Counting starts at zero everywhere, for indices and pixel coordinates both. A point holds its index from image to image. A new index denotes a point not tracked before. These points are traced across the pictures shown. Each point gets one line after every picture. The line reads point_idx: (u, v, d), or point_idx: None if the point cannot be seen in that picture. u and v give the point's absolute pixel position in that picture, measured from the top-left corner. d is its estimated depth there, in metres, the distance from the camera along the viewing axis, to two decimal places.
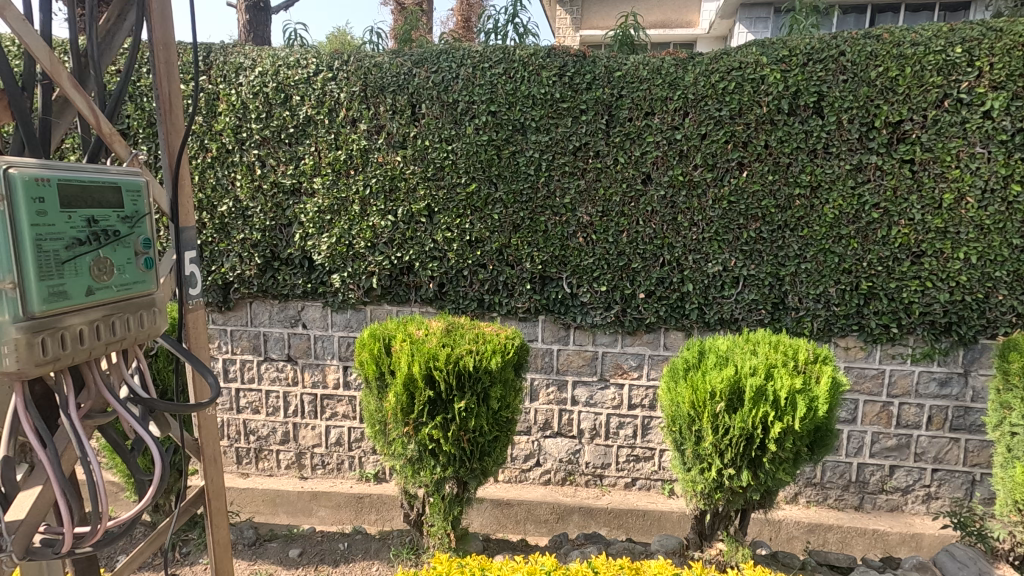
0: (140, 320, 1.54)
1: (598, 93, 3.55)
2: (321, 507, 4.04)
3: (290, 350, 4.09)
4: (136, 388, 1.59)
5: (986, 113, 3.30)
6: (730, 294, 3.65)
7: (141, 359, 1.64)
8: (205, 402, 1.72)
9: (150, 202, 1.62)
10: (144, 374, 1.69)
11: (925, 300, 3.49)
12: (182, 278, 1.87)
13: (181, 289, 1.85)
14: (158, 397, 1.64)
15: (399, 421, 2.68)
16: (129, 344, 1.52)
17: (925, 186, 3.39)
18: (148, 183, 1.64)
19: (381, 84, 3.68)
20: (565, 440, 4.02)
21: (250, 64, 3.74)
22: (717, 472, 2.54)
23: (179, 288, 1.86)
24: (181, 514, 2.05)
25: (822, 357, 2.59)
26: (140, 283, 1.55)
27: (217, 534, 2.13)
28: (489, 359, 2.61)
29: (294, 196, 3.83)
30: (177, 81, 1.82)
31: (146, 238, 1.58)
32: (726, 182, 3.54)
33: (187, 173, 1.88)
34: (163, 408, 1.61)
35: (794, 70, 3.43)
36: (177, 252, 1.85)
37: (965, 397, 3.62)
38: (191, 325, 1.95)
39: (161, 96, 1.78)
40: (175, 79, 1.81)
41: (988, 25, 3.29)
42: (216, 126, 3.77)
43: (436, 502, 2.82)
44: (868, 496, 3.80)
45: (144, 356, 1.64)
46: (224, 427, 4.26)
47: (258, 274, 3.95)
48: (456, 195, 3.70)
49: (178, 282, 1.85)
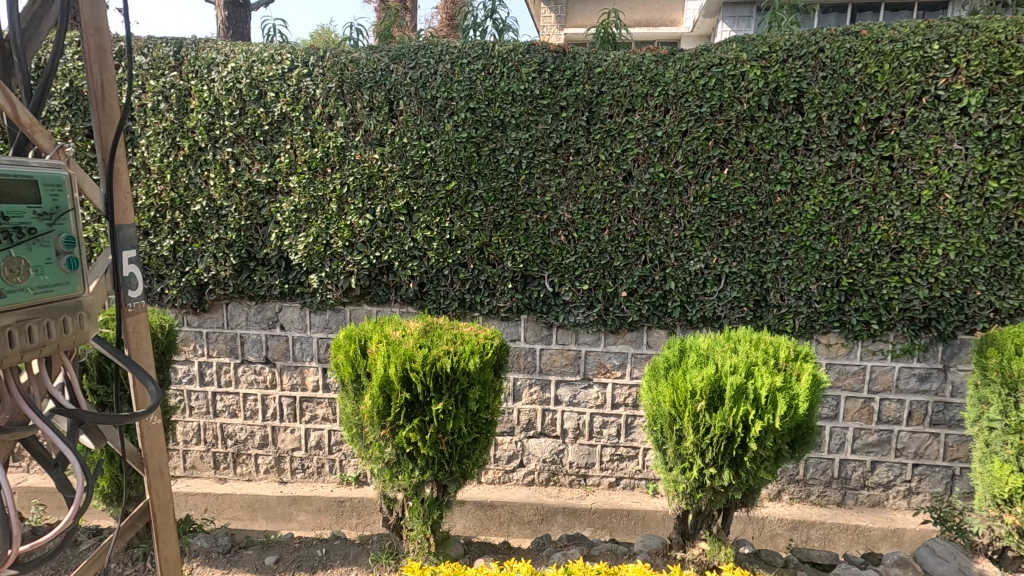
0: (61, 325, 1.56)
1: (578, 89, 3.52)
2: (301, 512, 3.96)
3: (267, 352, 4.01)
4: (62, 401, 1.62)
5: (963, 110, 3.32)
6: (712, 291, 3.63)
7: (69, 369, 1.70)
8: (137, 416, 1.72)
9: (75, 195, 1.63)
10: (74, 387, 1.71)
11: (905, 296, 3.50)
12: (120, 279, 1.87)
13: (118, 291, 1.85)
14: (88, 409, 1.65)
15: (376, 425, 2.61)
16: (51, 349, 1.54)
17: (904, 183, 3.40)
18: (74, 175, 1.65)
19: (358, 80, 3.61)
20: (549, 440, 3.98)
21: (223, 59, 3.65)
22: (698, 472, 2.52)
23: (116, 290, 1.86)
24: (125, 530, 2.16)
25: (803, 355, 2.57)
26: (61, 285, 1.56)
27: (165, 550, 2.15)
28: (467, 361, 2.56)
29: (269, 195, 3.74)
30: (111, 70, 1.81)
31: (68, 237, 1.59)
32: (707, 179, 3.52)
33: (124, 167, 1.88)
34: (94, 420, 1.63)
35: (774, 66, 3.42)
36: (113, 252, 1.84)
37: (945, 393, 3.64)
38: (131, 328, 1.95)
39: (93, 87, 1.78)
40: (109, 68, 1.80)
41: (964, 22, 3.31)
42: (187, 123, 3.68)
43: (416, 506, 2.76)
44: (851, 492, 3.81)
45: (70, 366, 1.70)
46: (200, 431, 4.15)
47: (234, 275, 3.86)
48: (436, 193, 3.64)
49: (115, 283, 1.86)
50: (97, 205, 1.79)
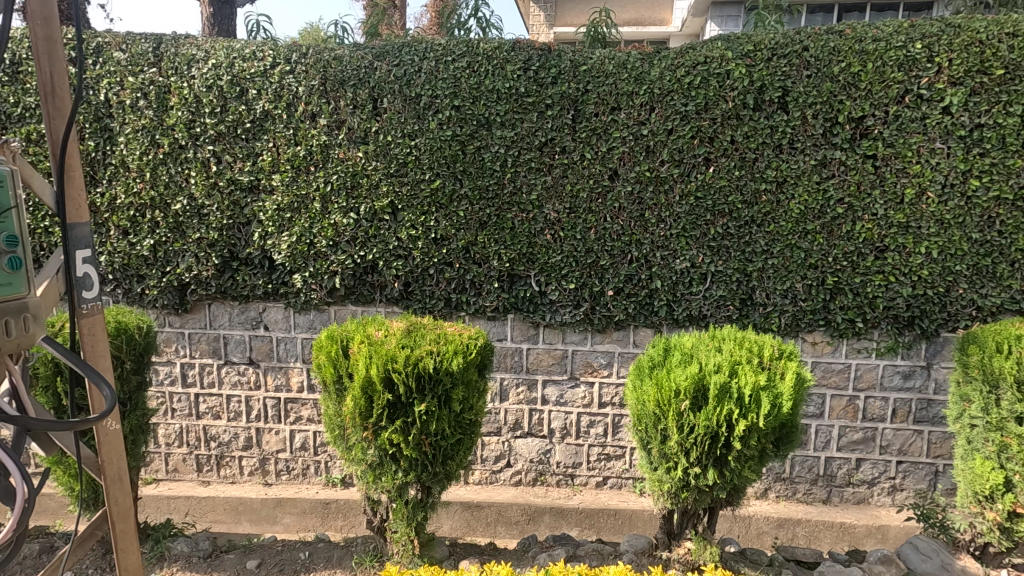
0: (5, 327, 1.62)
1: (563, 87, 3.50)
2: (285, 515, 3.92)
3: (251, 353, 3.96)
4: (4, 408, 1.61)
5: (945, 109, 3.34)
6: (697, 290, 3.63)
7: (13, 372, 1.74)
8: (93, 421, 1.69)
9: (15, 193, 1.67)
10: (18, 390, 1.76)
11: (888, 295, 3.52)
12: (74, 279, 1.86)
13: (70, 291, 1.84)
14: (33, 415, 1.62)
15: (358, 426, 2.58)
16: None
17: (887, 181, 3.42)
18: (14, 172, 1.68)
19: (341, 78, 3.57)
20: (536, 440, 3.96)
21: (203, 56, 3.60)
22: (682, 472, 2.51)
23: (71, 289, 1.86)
24: (85, 538, 2.20)
25: (787, 353, 2.57)
26: (2, 286, 1.61)
27: (126, 560, 2.16)
28: (450, 361, 2.53)
29: (252, 194, 3.69)
30: (61, 60, 1.77)
31: (9, 237, 1.64)
32: (693, 177, 3.51)
33: (77, 162, 1.84)
34: (40, 426, 1.62)
35: (759, 64, 3.42)
36: (66, 252, 1.83)
37: (928, 390, 3.67)
38: (86, 330, 1.92)
39: (41, 81, 1.75)
40: (59, 58, 1.76)
41: (946, 22, 3.34)
42: (167, 121, 3.62)
43: (400, 508, 2.74)
44: (836, 489, 3.83)
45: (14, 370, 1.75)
46: (182, 434, 4.09)
47: (216, 275, 3.81)
48: (421, 192, 3.61)
49: (68, 283, 1.85)
50: (48, 204, 1.80)
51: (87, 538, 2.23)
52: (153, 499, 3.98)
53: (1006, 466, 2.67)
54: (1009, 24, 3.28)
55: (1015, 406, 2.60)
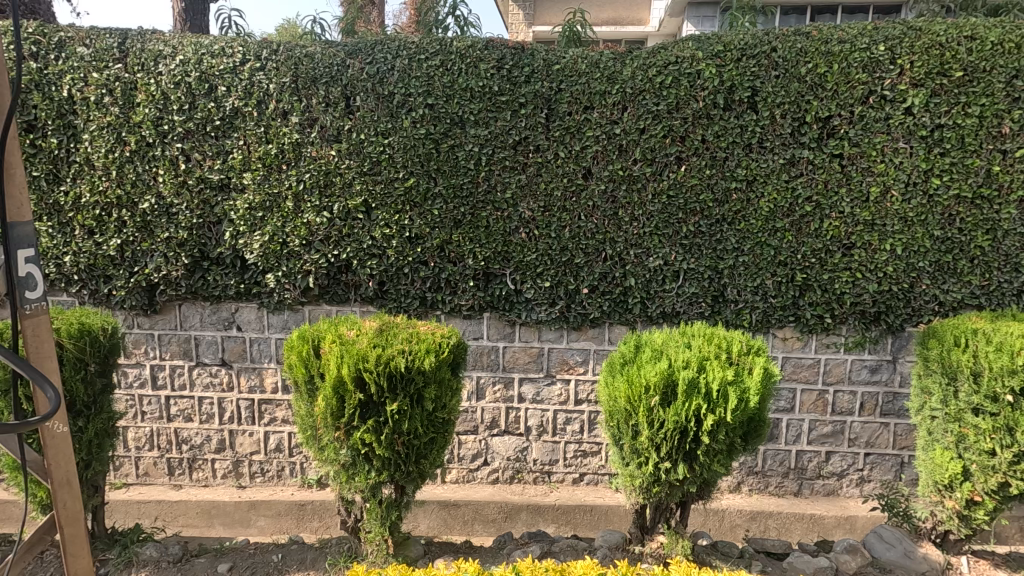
0: None
1: (536, 86, 3.52)
2: (260, 517, 3.88)
3: (223, 354, 3.90)
4: None
5: (908, 109, 3.43)
6: (671, 288, 3.67)
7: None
8: (32, 423, 1.63)
9: None
10: None
11: (855, 291, 3.61)
12: (17, 279, 1.85)
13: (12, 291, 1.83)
14: None
15: (329, 426, 2.57)
16: None
17: (853, 180, 3.50)
18: None
19: (313, 75, 3.54)
20: (513, 438, 3.97)
21: (170, 52, 3.54)
22: (653, 467, 2.54)
23: (12, 290, 1.84)
24: (34, 542, 2.19)
25: (755, 349, 2.62)
26: None
27: (75, 562, 2.17)
28: (421, 360, 2.52)
29: (222, 193, 3.63)
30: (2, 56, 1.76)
31: None
32: (665, 176, 3.56)
33: (18, 161, 1.83)
34: None
35: (729, 64, 3.48)
36: (7, 252, 1.82)
37: (894, 383, 3.77)
38: (31, 332, 1.91)
39: None
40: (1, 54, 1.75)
41: (908, 25, 3.43)
42: (134, 118, 3.55)
43: (373, 507, 2.73)
44: (807, 482, 3.91)
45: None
46: (153, 436, 4.01)
47: (187, 275, 3.74)
48: (395, 190, 3.59)
49: (10, 283, 1.83)
50: None
51: (36, 543, 2.22)
52: (122, 504, 3.90)
53: (964, 455, 2.77)
54: (967, 28, 3.39)
55: (972, 397, 2.69)
